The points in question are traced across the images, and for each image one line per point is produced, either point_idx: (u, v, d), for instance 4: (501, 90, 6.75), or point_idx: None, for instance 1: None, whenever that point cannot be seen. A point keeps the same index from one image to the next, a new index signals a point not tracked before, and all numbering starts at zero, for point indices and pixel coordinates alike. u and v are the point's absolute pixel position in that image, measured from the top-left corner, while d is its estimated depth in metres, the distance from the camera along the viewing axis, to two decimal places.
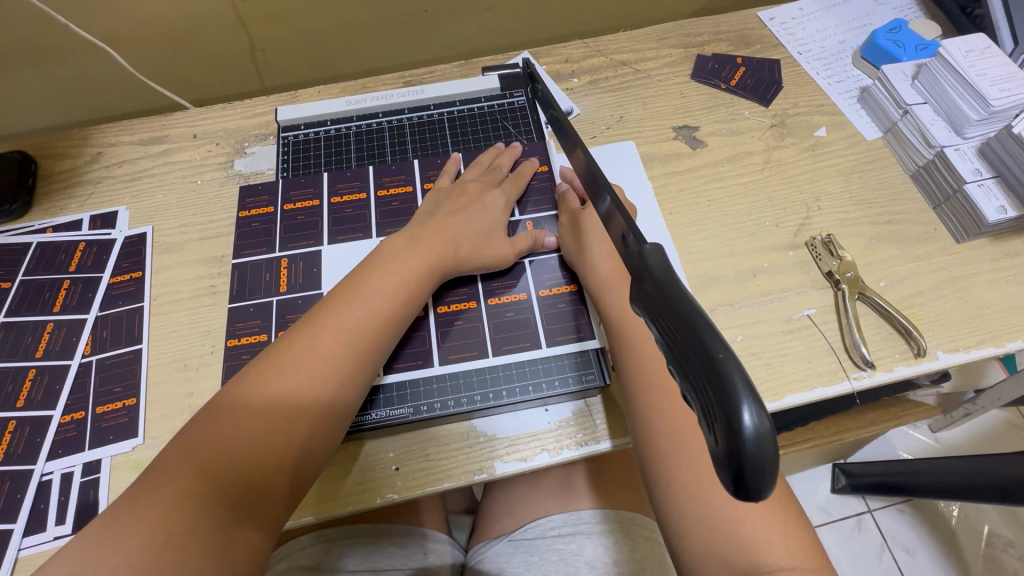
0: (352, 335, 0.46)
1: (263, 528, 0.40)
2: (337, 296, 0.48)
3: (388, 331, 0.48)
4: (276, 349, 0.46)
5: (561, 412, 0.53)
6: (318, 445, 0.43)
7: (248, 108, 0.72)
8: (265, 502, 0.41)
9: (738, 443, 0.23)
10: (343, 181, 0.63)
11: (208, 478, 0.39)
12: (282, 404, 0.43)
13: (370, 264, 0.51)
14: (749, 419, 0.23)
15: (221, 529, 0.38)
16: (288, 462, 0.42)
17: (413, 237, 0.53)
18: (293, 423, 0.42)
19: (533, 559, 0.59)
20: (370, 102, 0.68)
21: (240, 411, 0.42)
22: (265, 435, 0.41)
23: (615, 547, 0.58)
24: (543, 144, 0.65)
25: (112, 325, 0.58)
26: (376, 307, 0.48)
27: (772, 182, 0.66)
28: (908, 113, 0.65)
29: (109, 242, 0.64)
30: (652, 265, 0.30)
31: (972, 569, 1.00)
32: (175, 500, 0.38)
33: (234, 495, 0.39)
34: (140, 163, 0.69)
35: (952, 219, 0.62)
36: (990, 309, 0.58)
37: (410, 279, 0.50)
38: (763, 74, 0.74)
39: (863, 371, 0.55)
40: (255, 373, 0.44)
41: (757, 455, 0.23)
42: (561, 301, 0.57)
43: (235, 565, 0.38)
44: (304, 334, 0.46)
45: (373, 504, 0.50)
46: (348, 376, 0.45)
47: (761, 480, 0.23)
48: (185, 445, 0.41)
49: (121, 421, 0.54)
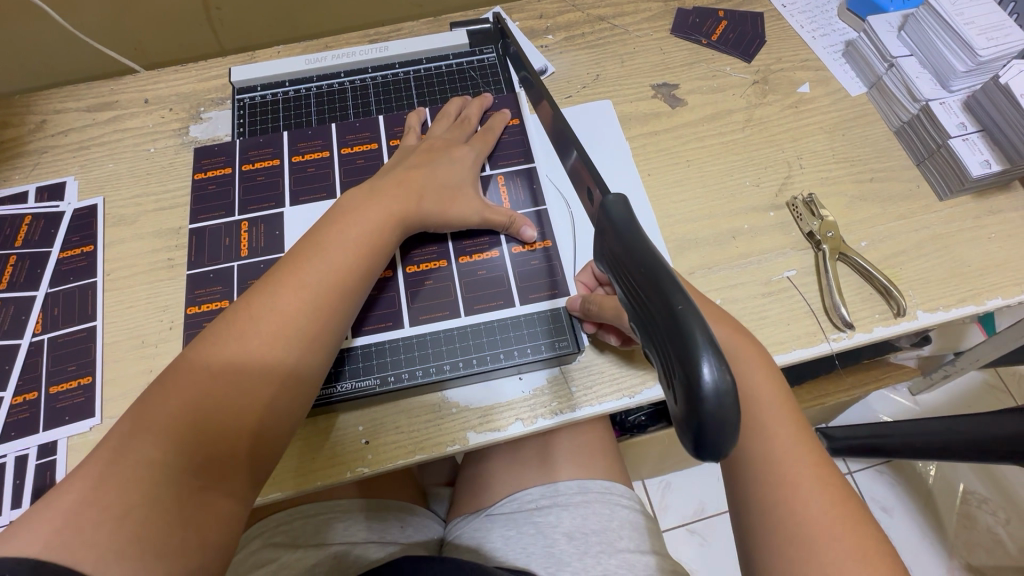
0: (314, 296, 0.44)
1: (233, 494, 0.38)
2: (295, 258, 0.46)
3: (353, 292, 0.46)
4: (231, 314, 0.43)
5: (535, 381, 0.51)
6: (286, 411, 0.42)
7: (203, 71, 0.68)
8: (234, 468, 0.39)
9: (697, 401, 0.22)
10: (303, 140, 0.59)
11: (171, 446, 0.37)
12: (245, 367, 0.40)
13: (329, 220, 0.48)
14: (709, 374, 0.22)
15: (189, 497, 0.36)
16: (256, 428, 0.40)
17: (375, 190, 0.50)
18: (257, 389, 0.40)
19: (510, 532, 0.58)
20: (331, 61, 0.63)
21: (197, 377, 0.39)
22: (228, 402, 0.39)
23: (592, 517, 0.57)
24: (513, 97, 0.62)
25: (64, 302, 0.56)
26: (339, 267, 0.45)
27: (753, 141, 0.64)
28: (893, 66, 0.63)
29: (58, 214, 0.60)
30: (616, 217, 0.29)
31: (946, 525, 1.03)
32: (135, 469, 0.35)
33: (201, 461, 0.37)
34: (88, 131, 0.65)
35: (937, 176, 0.60)
36: (972, 268, 0.57)
37: (375, 241, 0.48)
38: (745, 28, 0.71)
39: (842, 333, 0.54)
40: (211, 338, 0.41)
41: (718, 413, 0.22)
42: (535, 257, 0.54)
43: (207, 535, 0.36)
44: (260, 296, 0.43)
45: (344, 479, 0.48)
46: (312, 341, 0.43)
47: (720, 440, 0.22)
48: (139, 415, 0.38)
49: (77, 401, 0.51)
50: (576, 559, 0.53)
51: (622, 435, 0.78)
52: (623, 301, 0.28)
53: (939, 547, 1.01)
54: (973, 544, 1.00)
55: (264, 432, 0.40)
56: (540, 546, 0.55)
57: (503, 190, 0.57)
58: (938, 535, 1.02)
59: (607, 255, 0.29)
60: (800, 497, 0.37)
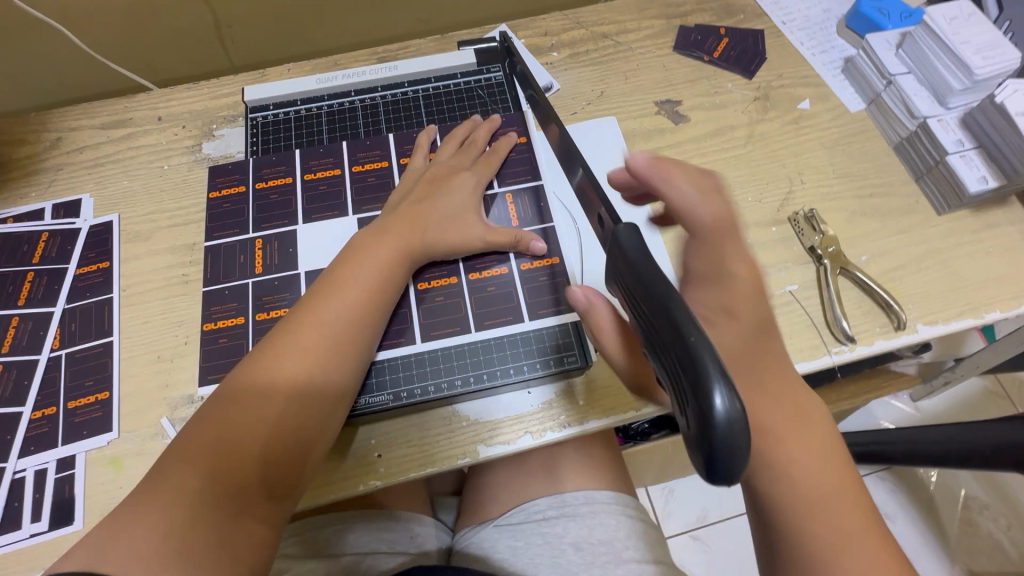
0: (334, 330, 0.46)
1: (262, 519, 0.41)
2: (315, 293, 0.48)
3: (371, 325, 0.48)
4: (258, 350, 0.46)
5: (544, 394, 0.52)
6: (312, 441, 0.44)
7: (215, 89, 0.69)
8: (262, 494, 0.41)
9: (709, 428, 0.23)
10: (315, 158, 0.61)
11: (204, 475, 0.40)
12: (272, 400, 0.43)
13: (346, 256, 0.51)
14: (721, 400, 0.23)
15: (221, 523, 0.39)
16: (285, 456, 0.43)
17: (389, 222, 0.53)
18: (283, 421, 0.43)
19: (519, 543, 0.59)
20: (342, 80, 0.65)
21: (228, 411, 0.42)
22: (255, 431, 0.42)
23: (599, 527, 0.58)
24: (520, 115, 0.63)
25: (81, 318, 0.57)
26: (357, 302, 0.48)
27: (755, 157, 0.65)
28: (891, 83, 0.64)
29: (74, 231, 0.61)
30: (630, 244, 0.29)
31: (948, 531, 1.03)
32: (175, 496, 0.38)
33: (234, 488, 0.40)
34: (103, 148, 0.66)
35: (935, 190, 0.61)
36: (970, 281, 0.58)
37: (389, 273, 0.50)
38: (746, 45, 0.72)
39: (844, 346, 0.55)
40: (240, 375, 0.44)
41: (731, 441, 0.22)
42: (543, 273, 0.56)
43: (242, 556, 0.39)
44: (284, 332, 0.46)
45: (357, 492, 0.49)
46: (332, 371, 0.46)
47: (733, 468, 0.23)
48: (176, 448, 0.41)
49: (94, 416, 0.52)
50: (583, 569, 0.54)
51: (626, 444, 0.79)
52: (636, 325, 0.29)
53: (941, 553, 1.02)
54: (975, 550, 1.01)
55: (292, 460, 0.43)
56: (548, 556, 0.56)
57: (510, 207, 0.59)
58: (939, 541, 1.03)
59: (619, 284, 0.31)
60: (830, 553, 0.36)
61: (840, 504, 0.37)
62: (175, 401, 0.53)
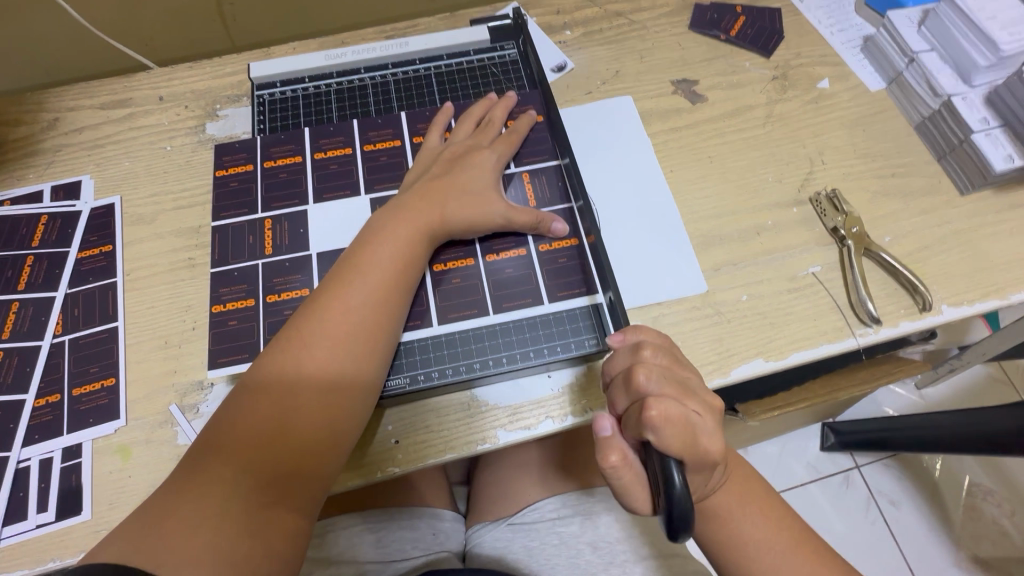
0: (359, 317, 0.45)
1: (297, 509, 0.42)
2: (337, 277, 0.47)
3: (396, 309, 0.47)
4: (284, 335, 0.45)
5: (564, 378, 0.51)
6: (341, 431, 0.44)
7: (218, 67, 0.67)
8: (296, 484, 0.42)
9: (669, 500, 0.35)
10: (325, 137, 0.59)
11: (240, 466, 0.40)
12: (301, 392, 0.43)
13: (366, 235, 0.49)
14: (679, 476, 0.36)
15: (257, 513, 0.39)
16: (314, 447, 0.42)
17: (406, 200, 0.51)
18: (313, 411, 0.43)
19: (533, 543, 0.57)
20: (351, 56, 0.63)
21: (258, 401, 0.42)
22: (289, 423, 0.42)
23: (616, 525, 0.58)
24: (536, 94, 0.62)
25: (84, 303, 0.55)
26: (380, 287, 0.47)
27: (775, 137, 0.64)
28: (914, 61, 0.63)
29: (74, 213, 0.59)
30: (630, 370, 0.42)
31: (954, 517, 1.04)
32: (209, 488, 0.39)
33: (264, 480, 0.40)
34: (102, 129, 0.64)
35: (959, 170, 0.60)
36: (994, 263, 0.57)
37: (411, 255, 0.49)
38: (763, 23, 0.70)
39: (868, 328, 0.54)
40: (269, 362, 0.44)
41: (682, 503, 0.35)
42: (562, 255, 0.54)
43: (274, 546, 0.40)
44: (310, 318, 0.45)
45: (375, 479, 0.48)
46: (360, 360, 0.45)
47: (686, 521, 0.35)
48: (210, 438, 0.42)
49: (101, 403, 0.51)
50: (602, 569, 0.54)
51: None
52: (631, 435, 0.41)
53: (947, 539, 1.02)
54: (980, 535, 1.02)
55: (321, 450, 0.43)
56: (565, 557, 0.55)
57: (527, 187, 0.57)
58: (945, 528, 1.03)
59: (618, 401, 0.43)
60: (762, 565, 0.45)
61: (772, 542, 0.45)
62: (184, 388, 0.51)
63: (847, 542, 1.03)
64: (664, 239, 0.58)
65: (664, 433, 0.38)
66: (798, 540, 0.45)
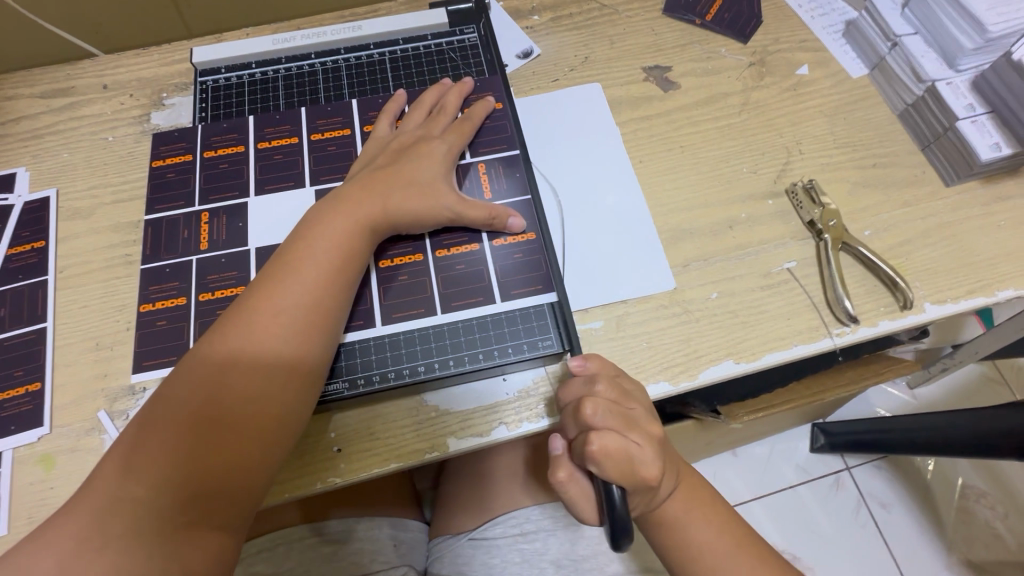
0: (291, 318, 0.42)
1: (221, 527, 0.39)
2: (269, 275, 0.44)
3: (333, 309, 0.44)
4: (210, 339, 0.42)
5: (520, 382, 0.48)
6: (270, 442, 0.40)
7: (166, 54, 0.64)
8: (219, 501, 0.39)
9: (611, 510, 0.37)
10: (271, 126, 0.55)
11: (154, 484, 0.37)
12: (225, 401, 0.40)
13: (302, 230, 0.46)
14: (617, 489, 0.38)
15: (173, 534, 0.37)
16: (238, 460, 0.39)
17: (347, 192, 0.48)
18: (238, 422, 0.40)
19: (494, 561, 0.55)
20: (301, 40, 0.59)
21: (177, 411, 0.39)
22: (210, 435, 0.39)
23: (584, 540, 0.54)
24: (496, 80, 0.58)
25: (11, 302, 0.52)
26: (315, 286, 0.43)
27: (750, 126, 0.60)
28: (897, 45, 0.59)
29: (6, 208, 0.56)
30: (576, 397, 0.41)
31: (946, 521, 1.00)
32: (120, 508, 0.36)
33: (180, 497, 0.37)
34: (42, 119, 0.61)
35: (944, 160, 0.57)
36: (981, 258, 0.53)
37: (350, 251, 0.45)
38: (741, 8, 0.67)
39: (846, 327, 0.51)
40: (191, 367, 0.41)
41: (621, 518, 0.37)
42: (518, 250, 0.51)
43: (194, 569, 0.37)
44: (237, 320, 0.42)
45: (314, 490, 0.45)
46: (292, 365, 0.42)
47: (625, 538, 0.37)
48: (123, 452, 0.38)
49: (24, 409, 0.47)
50: None
51: None
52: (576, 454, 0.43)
53: (938, 544, 0.99)
54: (973, 540, 0.98)
55: (246, 463, 0.40)
56: None
57: (484, 179, 0.54)
58: (936, 532, 1.00)
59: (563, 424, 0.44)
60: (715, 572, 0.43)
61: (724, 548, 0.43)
62: (114, 393, 0.48)
63: (836, 547, 1.00)
64: (629, 232, 0.55)
65: (607, 467, 0.38)
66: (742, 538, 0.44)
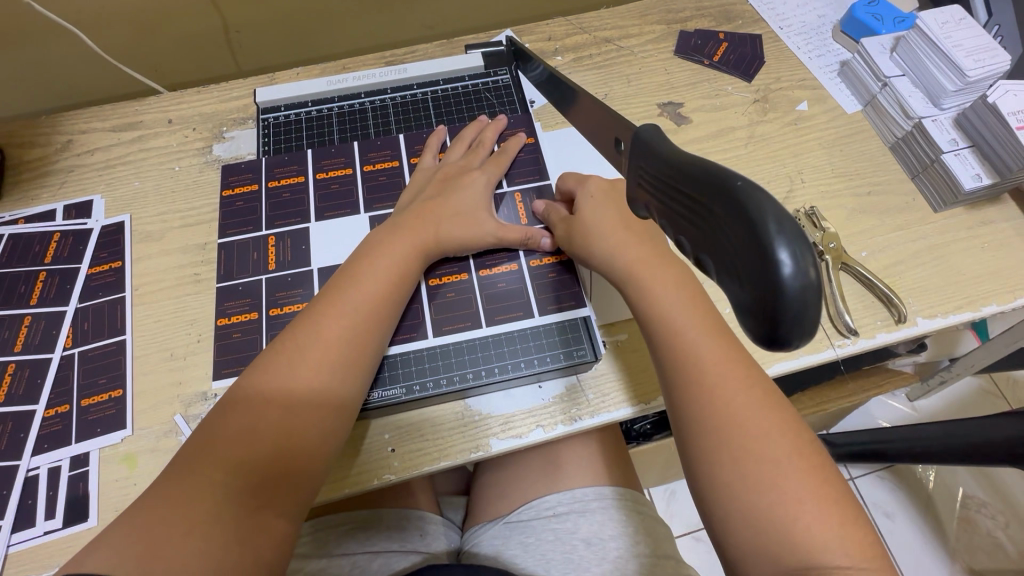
0: (351, 326, 0.47)
1: (284, 514, 0.42)
2: (332, 288, 0.50)
3: (387, 317, 0.50)
4: (278, 343, 0.47)
5: (554, 389, 0.53)
6: (330, 433, 0.45)
7: (225, 92, 0.70)
8: (285, 489, 0.42)
9: (780, 289, 0.25)
10: (327, 158, 0.62)
11: (229, 468, 0.41)
12: (293, 395, 0.44)
13: (361, 252, 0.52)
14: (787, 258, 0.25)
15: (243, 517, 0.40)
16: (306, 449, 0.43)
17: (399, 221, 0.54)
18: (305, 416, 0.44)
19: (530, 539, 0.59)
20: (352, 82, 0.67)
21: (251, 403, 0.43)
22: (280, 424, 0.43)
23: (610, 523, 0.59)
24: (527, 116, 0.65)
25: (93, 316, 0.57)
26: (374, 297, 0.49)
27: (757, 157, 0.67)
28: (886, 85, 0.66)
29: (85, 231, 0.62)
30: (674, 163, 0.33)
31: (946, 529, 1.04)
32: (195, 489, 0.39)
33: (256, 482, 0.41)
34: (114, 150, 0.67)
35: (931, 189, 0.63)
36: (967, 277, 0.59)
37: (402, 268, 0.51)
38: (745, 50, 0.74)
39: (846, 339, 0.57)
40: (262, 366, 0.46)
41: (799, 301, 0.25)
42: (552, 270, 0.57)
43: (261, 551, 0.40)
44: (306, 323, 0.47)
45: (371, 486, 0.50)
46: (351, 365, 0.47)
47: (797, 333, 0.26)
48: (201, 440, 0.42)
49: (108, 413, 0.53)
50: (596, 564, 0.55)
51: (629, 443, 0.83)
52: (679, 234, 0.32)
53: (941, 551, 1.03)
54: (974, 547, 1.02)
55: (309, 453, 0.44)
56: (559, 552, 0.57)
57: (519, 206, 0.60)
58: (939, 539, 1.04)
59: (646, 189, 0.35)
60: (750, 459, 0.38)
61: (765, 439, 0.39)
62: (188, 399, 0.53)
63: None
64: None
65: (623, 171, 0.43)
66: (802, 452, 0.39)
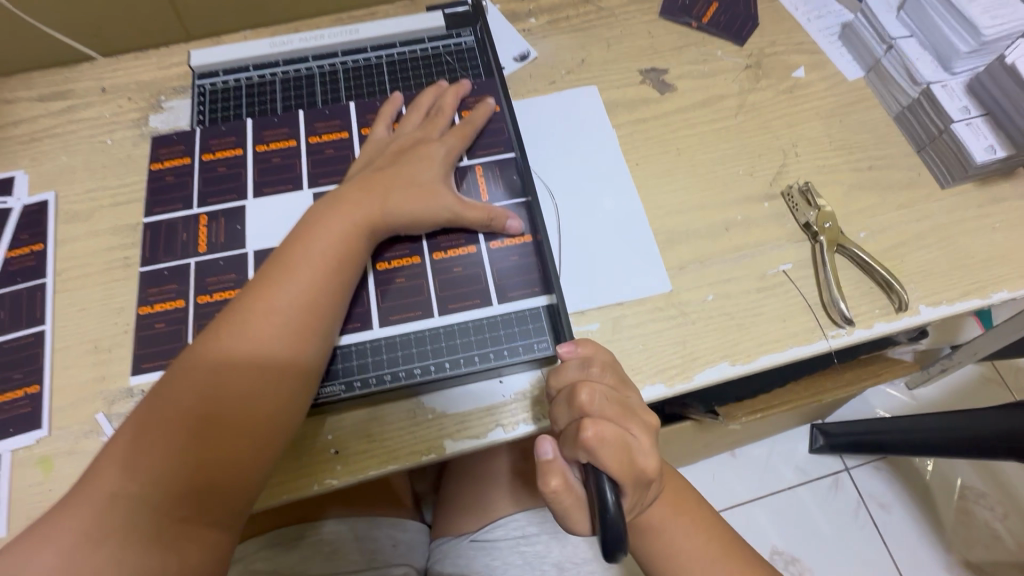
0: (286, 317, 0.42)
1: (218, 522, 0.38)
2: (265, 273, 0.44)
3: (328, 306, 0.44)
4: (204, 339, 0.42)
5: (516, 384, 0.48)
6: (265, 443, 0.40)
7: (163, 58, 0.64)
8: (215, 497, 0.38)
9: (604, 516, 0.34)
10: (268, 129, 0.56)
11: (147, 479, 0.37)
12: (218, 402, 0.39)
13: (299, 230, 0.46)
14: (611, 494, 0.35)
15: (168, 528, 0.36)
16: (236, 461, 0.39)
17: (342, 194, 0.48)
18: (232, 423, 0.39)
19: (495, 563, 0.55)
20: (299, 43, 0.60)
21: (168, 410, 0.39)
22: (203, 434, 0.38)
23: (582, 543, 0.56)
24: (493, 83, 0.59)
25: (10, 305, 0.52)
26: (312, 285, 0.44)
27: (747, 129, 0.61)
28: (892, 47, 0.60)
29: (5, 211, 0.56)
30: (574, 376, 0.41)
31: (946, 523, 0.99)
32: (111, 500, 0.36)
33: (180, 493, 0.37)
34: (40, 122, 0.61)
35: (938, 162, 0.57)
36: (975, 259, 0.54)
37: (345, 250, 0.46)
38: (738, 10, 0.67)
39: (841, 329, 0.51)
40: (183, 367, 0.41)
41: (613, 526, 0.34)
42: (514, 253, 0.51)
43: (189, 560, 0.37)
44: (232, 317, 0.42)
45: (311, 492, 0.45)
46: (285, 364, 0.41)
47: (619, 551, 0.34)
48: (117, 448, 0.38)
49: (22, 412, 0.48)
50: None
51: None
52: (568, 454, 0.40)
53: (939, 546, 0.98)
54: (972, 540, 0.98)
55: (241, 462, 0.39)
56: None
57: (481, 181, 0.55)
58: (937, 532, 0.99)
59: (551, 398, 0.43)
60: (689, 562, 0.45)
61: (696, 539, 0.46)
62: (113, 395, 0.48)
63: (840, 546, 0.99)
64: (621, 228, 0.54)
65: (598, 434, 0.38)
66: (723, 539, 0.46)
